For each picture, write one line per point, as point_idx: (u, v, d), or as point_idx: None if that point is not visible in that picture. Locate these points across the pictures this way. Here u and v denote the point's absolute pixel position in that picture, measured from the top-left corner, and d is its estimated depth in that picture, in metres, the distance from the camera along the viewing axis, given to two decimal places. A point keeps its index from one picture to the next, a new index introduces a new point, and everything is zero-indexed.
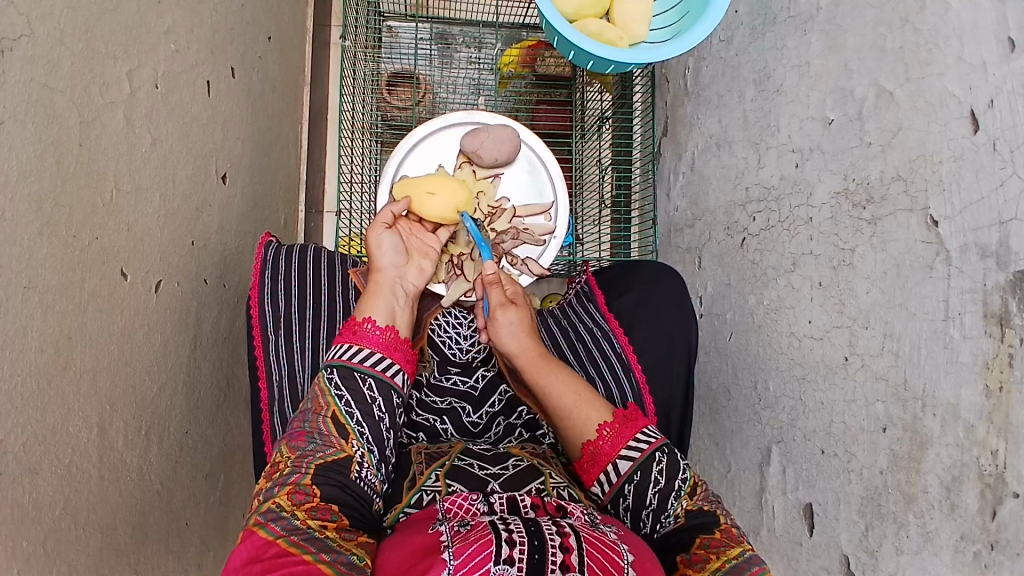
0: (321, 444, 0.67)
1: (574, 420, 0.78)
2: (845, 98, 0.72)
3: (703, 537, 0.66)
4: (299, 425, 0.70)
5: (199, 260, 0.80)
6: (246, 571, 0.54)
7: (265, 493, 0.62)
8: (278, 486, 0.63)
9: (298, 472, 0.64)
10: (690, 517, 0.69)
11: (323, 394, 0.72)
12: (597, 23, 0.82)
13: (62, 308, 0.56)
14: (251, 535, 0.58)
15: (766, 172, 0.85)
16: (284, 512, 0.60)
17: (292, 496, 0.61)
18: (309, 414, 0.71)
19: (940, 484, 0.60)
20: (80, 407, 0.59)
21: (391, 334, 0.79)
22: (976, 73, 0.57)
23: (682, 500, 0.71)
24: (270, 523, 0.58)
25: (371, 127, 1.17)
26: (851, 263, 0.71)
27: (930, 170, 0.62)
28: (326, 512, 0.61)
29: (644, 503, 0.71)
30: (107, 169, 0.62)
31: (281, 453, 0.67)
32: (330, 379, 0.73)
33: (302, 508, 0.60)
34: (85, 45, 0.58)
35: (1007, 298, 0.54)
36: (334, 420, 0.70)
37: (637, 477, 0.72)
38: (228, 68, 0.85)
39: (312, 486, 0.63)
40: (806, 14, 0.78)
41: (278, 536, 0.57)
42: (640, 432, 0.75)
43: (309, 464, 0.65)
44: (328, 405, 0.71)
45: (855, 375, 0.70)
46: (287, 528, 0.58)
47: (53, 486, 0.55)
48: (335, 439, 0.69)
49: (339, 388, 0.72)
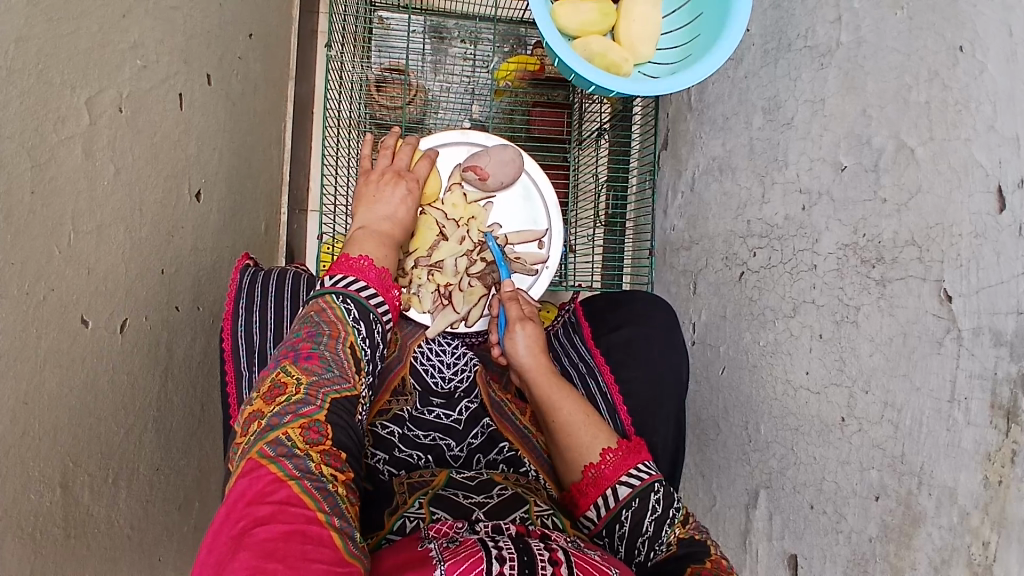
0: (337, 375, 0.64)
1: (577, 439, 0.77)
2: (861, 146, 0.68)
3: (694, 566, 0.65)
4: (308, 346, 0.65)
5: (171, 287, 0.76)
6: (253, 514, 0.50)
7: (272, 420, 0.58)
8: (289, 415, 0.59)
9: (311, 404, 0.60)
10: (682, 547, 0.68)
11: (339, 321, 0.68)
12: (601, 43, 0.76)
13: (18, 371, 0.52)
14: (260, 469, 0.53)
15: (769, 208, 0.81)
16: (296, 449, 0.56)
17: (306, 433, 0.58)
18: (322, 336, 0.66)
19: (928, 564, 0.59)
20: (43, 469, 0.56)
21: (386, 276, 0.77)
22: (1008, 147, 0.53)
23: (675, 527, 0.70)
24: (283, 459, 0.54)
25: (358, 124, 1.11)
26: (855, 321, 0.68)
27: (948, 242, 0.58)
28: (336, 460, 0.58)
29: (640, 530, 0.70)
30: (65, 210, 0.57)
31: (288, 372, 0.62)
32: (347, 308, 0.69)
33: (315, 448, 0.57)
34: (38, 79, 0.52)
35: (1017, 393, 0.52)
36: (350, 351, 0.67)
37: (635, 503, 0.71)
38: (203, 75, 0.79)
39: (324, 425, 0.60)
40: (824, 46, 0.73)
41: (290, 477, 0.53)
42: (641, 464, 0.74)
43: (323, 398, 0.61)
44: (346, 333, 0.68)
45: (850, 437, 0.68)
46: (301, 469, 0.54)
47: (17, 558, 0.52)
48: (350, 372, 0.66)
49: (357, 320, 0.69)
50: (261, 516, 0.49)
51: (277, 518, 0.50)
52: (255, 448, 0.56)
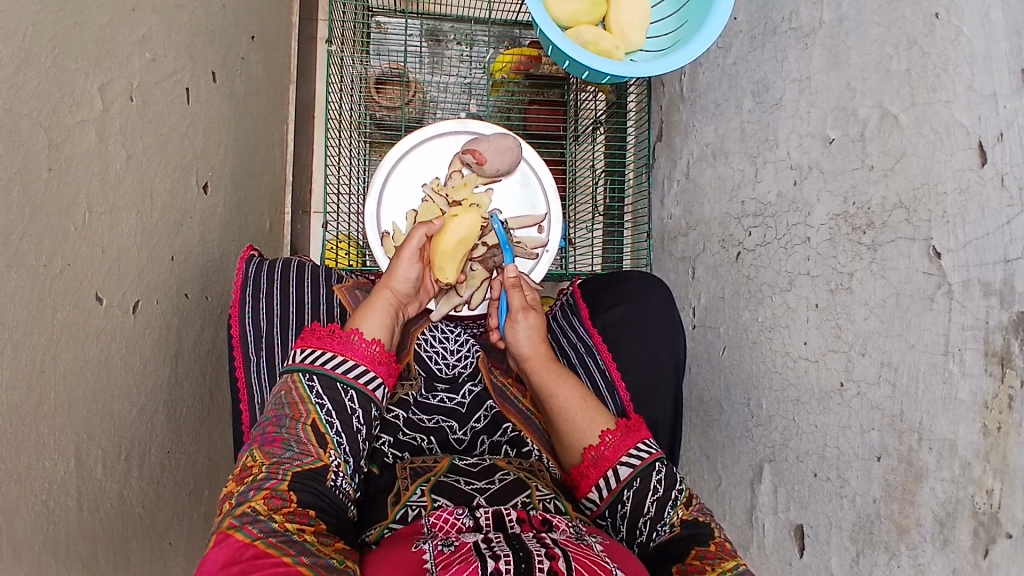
0: (299, 453, 0.65)
1: (576, 427, 0.77)
2: (847, 117, 0.70)
3: (698, 549, 0.64)
4: (274, 430, 0.66)
5: (179, 275, 0.78)
6: (223, 574, 0.52)
7: (238, 497, 0.60)
8: (252, 490, 0.60)
9: (272, 479, 0.61)
10: (685, 527, 0.68)
11: (302, 401, 0.68)
12: (593, 32, 0.79)
13: (35, 342, 0.54)
14: (226, 538, 0.55)
15: (761, 187, 0.84)
16: (260, 515, 0.57)
17: (269, 501, 0.59)
18: (285, 420, 0.67)
19: (933, 518, 0.60)
20: (57, 441, 0.57)
21: (377, 348, 0.74)
22: (986, 104, 0.55)
23: (678, 509, 0.69)
24: (247, 525, 0.56)
25: (359, 125, 1.15)
26: (849, 287, 0.70)
27: (935, 200, 0.60)
28: (304, 517, 0.59)
29: (641, 511, 0.70)
30: (79, 193, 0.59)
31: (253, 458, 0.64)
32: (311, 385, 0.69)
33: (279, 512, 0.58)
34: (54, 63, 0.54)
35: (1009, 338, 0.53)
36: (313, 428, 0.67)
37: (636, 483, 0.71)
38: (208, 72, 0.82)
39: (289, 492, 0.61)
40: (808, 27, 0.76)
41: (255, 538, 0.55)
42: (641, 442, 0.74)
43: (285, 472, 0.62)
44: (308, 412, 0.68)
45: (850, 402, 0.70)
46: (265, 531, 0.56)
47: (31, 525, 0.53)
48: (313, 448, 0.66)
49: (321, 396, 0.69)
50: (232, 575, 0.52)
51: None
52: (223, 523, 0.57)
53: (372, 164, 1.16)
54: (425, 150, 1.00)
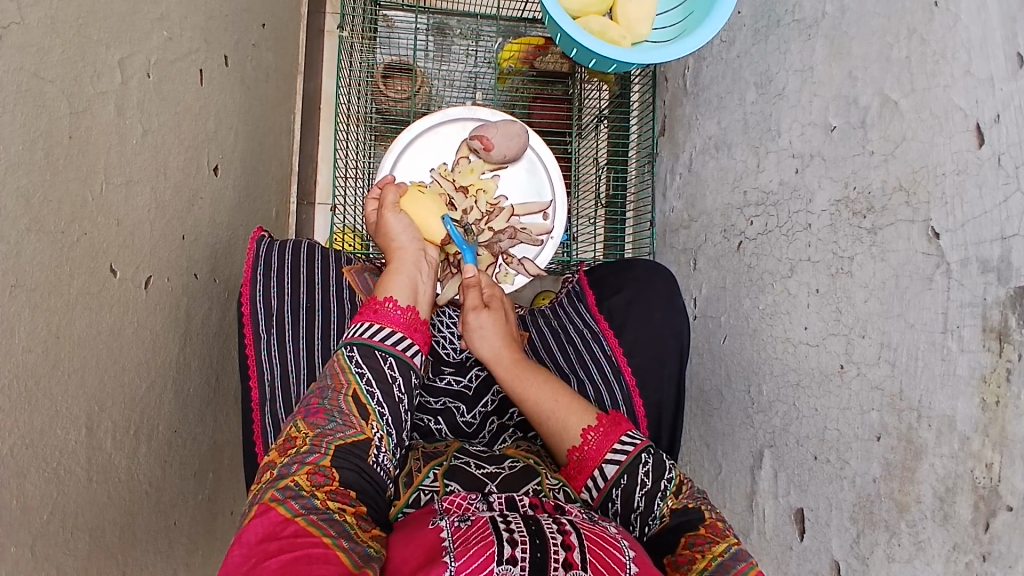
0: (342, 425, 0.65)
1: (555, 426, 0.75)
2: (849, 105, 0.72)
3: (688, 536, 0.64)
4: (317, 403, 0.68)
5: (190, 254, 0.79)
6: (262, 548, 0.52)
7: (281, 470, 0.60)
8: (296, 464, 0.61)
9: (317, 453, 0.62)
10: (675, 516, 0.67)
11: (343, 371, 0.70)
12: (600, 22, 0.82)
13: (50, 305, 0.54)
14: (268, 511, 0.55)
15: (765, 177, 0.86)
16: (303, 491, 0.58)
17: (313, 477, 0.59)
18: (328, 392, 0.68)
19: (933, 494, 0.60)
20: (69, 407, 0.57)
21: (411, 314, 0.77)
22: (983, 87, 0.57)
23: (668, 499, 0.69)
24: (291, 500, 0.56)
25: (365, 118, 1.18)
26: (850, 271, 0.71)
27: (934, 182, 0.61)
28: (344, 497, 0.60)
29: (632, 506, 0.69)
30: (98, 161, 0.60)
31: (297, 428, 0.65)
32: (351, 356, 0.71)
33: (321, 490, 0.59)
34: (77, 33, 0.56)
35: (1007, 314, 0.54)
36: (355, 399, 0.68)
37: (624, 480, 0.70)
38: (221, 56, 0.83)
39: (331, 470, 0.61)
40: (811, 19, 0.79)
41: (297, 515, 0.55)
42: (625, 435, 0.73)
43: (328, 445, 0.63)
44: (350, 382, 0.69)
45: (850, 383, 0.70)
46: (307, 508, 0.56)
47: (41, 489, 0.53)
48: (355, 420, 0.67)
49: (361, 365, 0.70)
50: (271, 549, 0.52)
51: (287, 552, 0.52)
52: (266, 495, 0.58)
53: (377, 156, 1.20)
54: (434, 137, 1.02)
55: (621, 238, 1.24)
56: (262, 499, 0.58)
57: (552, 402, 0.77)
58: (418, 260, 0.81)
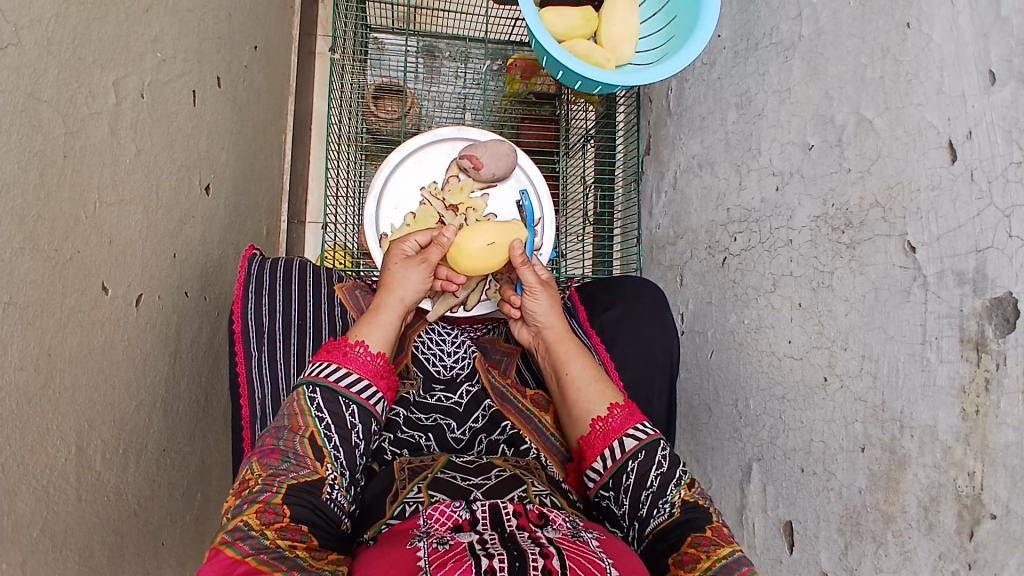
0: (296, 465, 0.65)
1: (587, 398, 0.78)
2: (826, 124, 0.74)
3: (694, 535, 0.64)
4: (272, 443, 0.67)
5: (181, 272, 0.80)
6: None
7: (233, 511, 0.61)
8: (247, 503, 0.61)
9: (268, 491, 0.62)
10: (685, 509, 0.67)
11: (302, 413, 0.69)
12: (585, 45, 0.85)
13: (43, 324, 0.55)
14: (217, 554, 0.56)
15: (746, 194, 0.88)
16: (252, 531, 0.58)
17: (262, 515, 0.60)
18: (284, 432, 0.68)
19: (918, 503, 0.61)
20: (59, 426, 0.57)
21: (379, 361, 0.76)
22: (955, 105, 0.59)
23: (680, 488, 0.70)
24: (239, 542, 0.57)
25: (356, 138, 1.21)
26: (830, 285, 0.72)
27: (909, 197, 0.63)
28: (296, 533, 0.59)
29: (645, 484, 0.70)
30: (91, 180, 0.60)
31: (252, 470, 0.65)
32: (313, 398, 0.70)
33: (271, 528, 0.59)
34: (72, 55, 0.57)
35: (984, 324, 0.55)
36: (311, 441, 0.68)
37: (641, 455, 0.72)
38: (214, 78, 0.85)
39: (282, 506, 0.61)
40: (788, 41, 0.81)
41: (245, 555, 0.56)
42: (642, 423, 0.75)
43: (280, 484, 0.63)
44: (307, 425, 0.69)
45: (834, 395, 0.71)
46: (255, 548, 0.57)
47: (30, 508, 0.53)
48: (310, 460, 0.67)
49: (321, 410, 0.70)
50: None
51: None
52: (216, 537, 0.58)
53: (367, 176, 1.22)
54: (424, 155, 1.04)
55: (609, 253, 1.26)
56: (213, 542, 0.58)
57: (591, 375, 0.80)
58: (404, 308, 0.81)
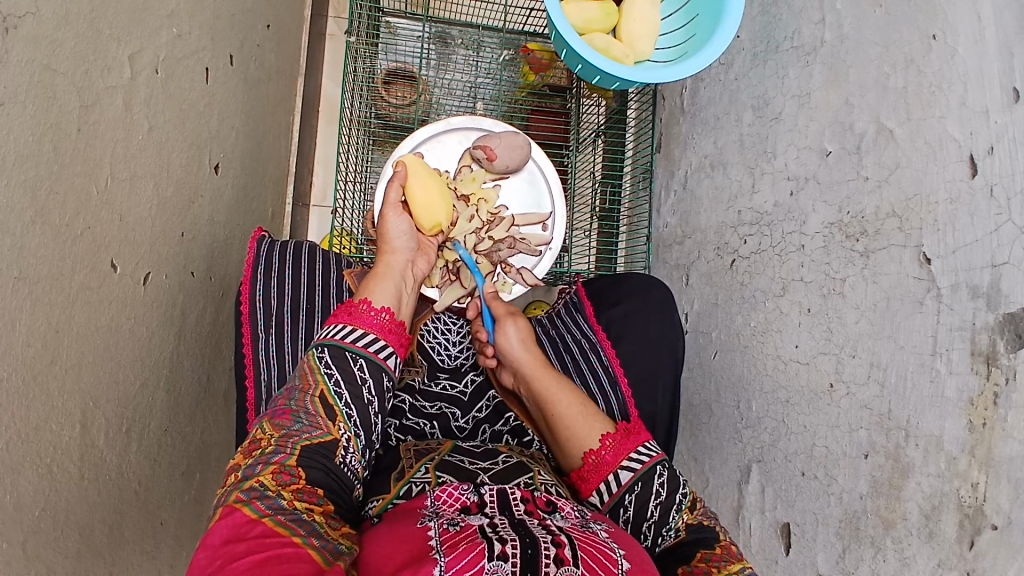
0: (308, 425, 0.64)
1: (576, 431, 0.77)
2: (844, 131, 0.74)
3: (704, 551, 0.64)
4: (284, 403, 0.66)
5: (188, 251, 0.79)
6: (229, 549, 0.50)
7: (246, 471, 0.59)
8: (260, 464, 0.60)
9: (282, 453, 0.61)
10: (690, 532, 0.68)
11: (312, 372, 0.69)
12: (604, 39, 0.84)
13: (52, 301, 0.54)
14: (233, 512, 0.54)
15: (759, 197, 0.88)
16: (268, 491, 0.57)
17: (278, 477, 0.58)
18: (295, 393, 0.67)
19: (919, 511, 0.62)
20: (64, 404, 0.56)
21: (387, 317, 0.77)
22: (977, 119, 0.59)
23: (682, 513, 0.69)
24: (256, 501, 0.55)
25: (365, 122, 1.19)
26: (841, 292, 0.73)
27: (926, 210, 0.63)
28: (312, 496, 0.59)
29: (645, 515, 0.69)
30: (104, 155, 0.59)
31: (263, 428, 0.64)
32: (321, 357, 0.70)
33: (287, 489, 0.58)
34: (90, 26, 0.55)
35: (995, 338, 0.56)
36: (323, 400, 0.67)
37: (637, 488, 0.70)
38: (227, 55, 0.83)
39: (297, 468, 0.61)
40: (810, 46, 0.81)
41: (263, 515, 0.54)
42: (641, 445, 0.74)
43: (294, 445, 0.62)
44: (317, 383, 0.68)
45: (839, 401, 0.72)
46: (273, 508, 0.55)
47: (34, 486, 0.52)
48: (322, 420, 0.66)
49: (330, 366, 0.69)
50: (239, 552, 0.50)
51: (254, 553, 0.51)
52: (230, 496, 0.56)
53: (373, 160, 1.20)
54: (437, 144, 1.03)
55: (614, 249, 1.27)
56: (225, 500, 0.56)
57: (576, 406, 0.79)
58: (404, 265, 0.83)
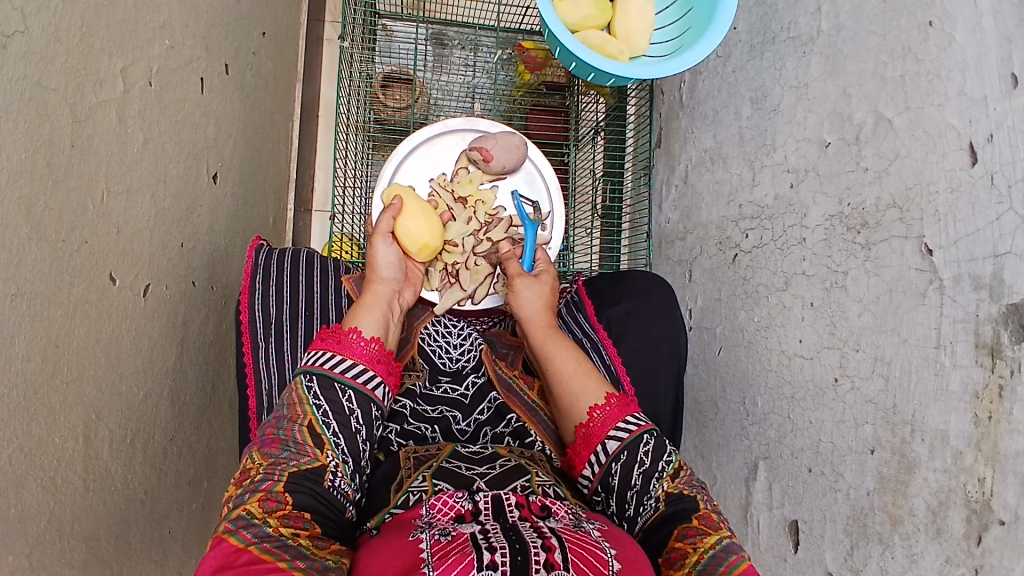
0: (295, 453, 0.65)
1: (571, 394, 0.78)
2: (843, 122, 0.73)
3: (681, 526, 0.63)
4: (273, 432, 0.67)
5: (188, 261, 0.79)
6: None
7: (236, 500, 0.60)
8: (248, 493, 0.60)
9: (270, 480, 0.62)
10: (670, 502, 0.66)
11: (300, 402, 0.69)
12: (599, 36, 0.83)
13: (50, 315, 0.54)
14: (220, 542, 0.55)
15: (759, 190, 0.87)
16: (255, 519, 0.57)
17: (264, 504, 0.59)
18: (283, 422, 0.68)
19: (926, 507, 0.61)
20: (66, 417, 0.57)
21: (376, 347, 0.76)
22: (977, 107, 0.58)
23: (663, 482, 0.69)
24: (242, 530, 0.56)
25: (364, 126, 1.20)
26: (843, 285, 0.72)
27: (927, 200, 0.62)
28: (299, 520, 0.59)
29: (629, 484, 0.70)
30: (98, 169, 0.60)
31: (253, 459, 0.65)
32: (310, 387, 0.70)
33: (273, 515, 0.58)
34: (80, 41, 0.56)
35: (999, 330, 0.55)
36: (310, 429, 0.67)
37: (623, 457, 0.71)
38: (222, 65, 0.84)
39: (284, 494, 0.60)
40: (807, 36, 0.80)
41: (249, 544, 0.55)
42: (629, 416, 0.74)
43: (282, 472, 0.63)
44: (305, 413, 0.68)
45: (844, 396, 0.71)
46: (259, 536, 0.56)
47: (38, 499, 0.53)
48: (309, 448, 0.66)
49: (319, 397, 0.70)
50: None
51: None
52: (220, 526, 0.57)
53: (373, 163, 1.22)
54: (434, 146, 1.03)
55: (617, 246, 1.26)
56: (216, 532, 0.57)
57: (574, 366, 0.80)
58: (391, 295, 0.82)
